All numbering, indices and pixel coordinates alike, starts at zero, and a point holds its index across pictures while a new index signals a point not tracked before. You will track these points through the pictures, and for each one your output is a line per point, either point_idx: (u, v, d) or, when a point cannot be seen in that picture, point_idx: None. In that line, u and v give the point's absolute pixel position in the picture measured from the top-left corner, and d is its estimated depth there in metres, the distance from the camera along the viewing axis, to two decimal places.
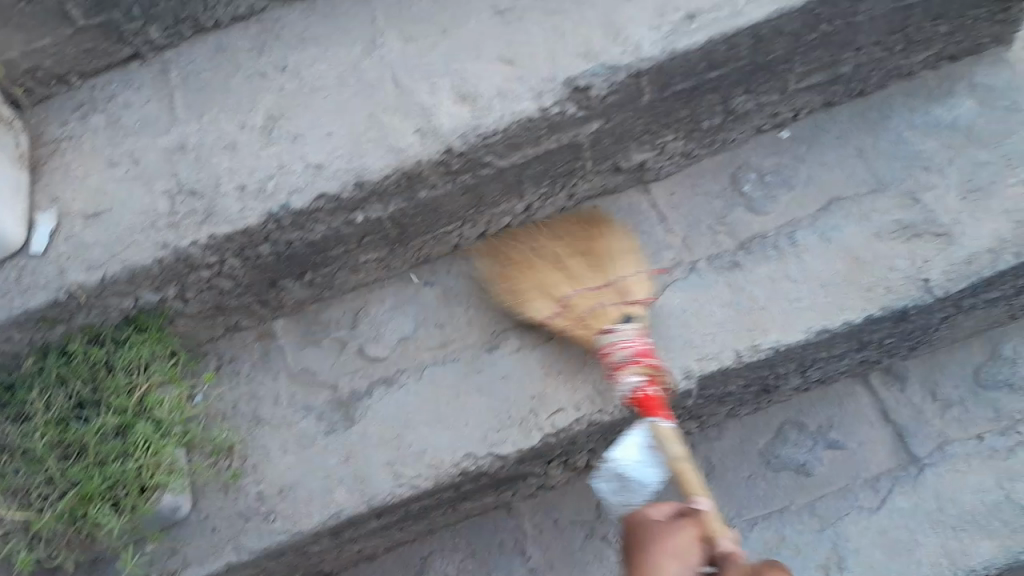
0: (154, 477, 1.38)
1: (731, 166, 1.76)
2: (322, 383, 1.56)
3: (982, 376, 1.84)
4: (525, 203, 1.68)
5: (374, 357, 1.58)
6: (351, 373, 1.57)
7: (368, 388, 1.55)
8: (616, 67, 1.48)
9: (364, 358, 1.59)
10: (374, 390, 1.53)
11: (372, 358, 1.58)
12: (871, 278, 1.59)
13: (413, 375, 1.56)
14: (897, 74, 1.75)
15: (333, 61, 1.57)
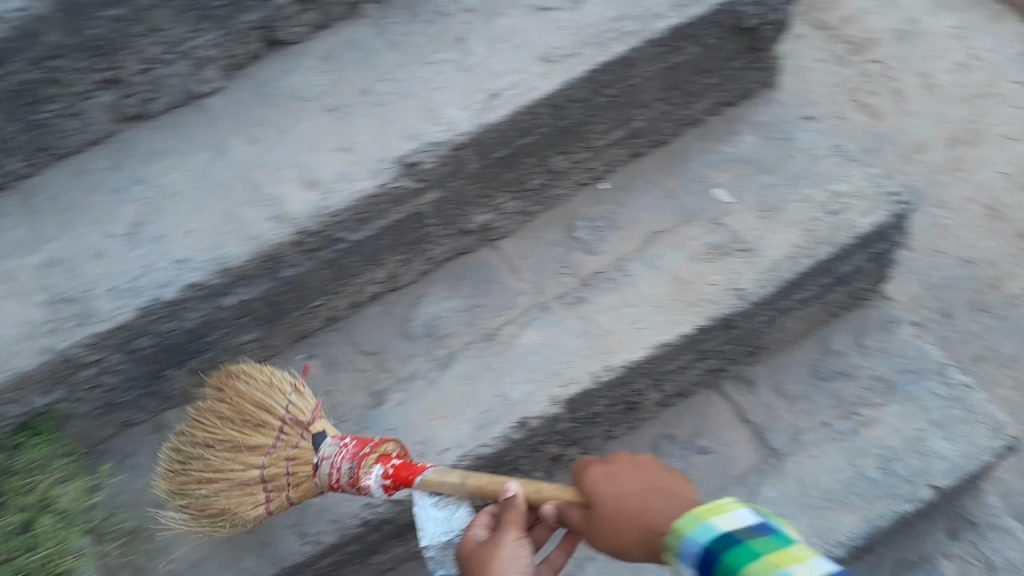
0: (61, 565, 1.49)
1: (563, 219, 2.00)
2: (213, 473, 1.59)
3: (818, 368, 2.08)
4: (386, 271, 1.85)
5: (254, 430, 1.61)
6: (241, 458, 1.59)
7: (268, 471, 1.57)
8: (438, 142, 1.72)
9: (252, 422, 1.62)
10: (280, 461, 1.57)
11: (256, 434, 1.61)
12: (697, 294, 1.84)
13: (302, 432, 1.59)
14: (688, 122, 2.10)
15: (188, 169, 1.74)
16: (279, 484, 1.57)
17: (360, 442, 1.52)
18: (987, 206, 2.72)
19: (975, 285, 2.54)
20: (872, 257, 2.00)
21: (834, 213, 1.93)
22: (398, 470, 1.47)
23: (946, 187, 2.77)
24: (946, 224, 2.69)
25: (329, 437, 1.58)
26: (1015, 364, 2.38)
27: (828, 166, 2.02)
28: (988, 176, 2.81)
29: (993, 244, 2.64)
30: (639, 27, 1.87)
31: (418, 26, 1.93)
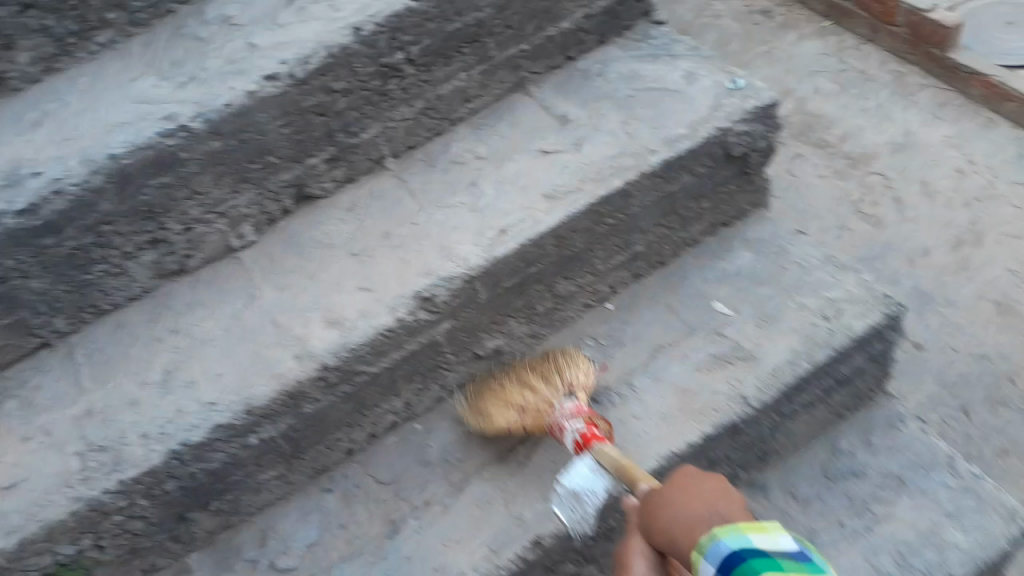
0: None
1: (572, 339, 2.11)
2: (493, 397, 1.94)
3: (828, 470, 2.11)
4: (403, 400, 1.94)
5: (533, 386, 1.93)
6: (535, 389, 1.92)
7: (532, 409, 1.88)
8: (451, 277, 1.84)
9: (546, 372, 1.94)
10: (538, 403, 1.88)
11: (541, 380, 1.93)
12: (702, 402, 1.92)
13: (571, 391, 1.89)
14: (686, 244, 2.22)
15: (218, 316, 1.88)
16: (537, 422, 1.88)
17: (580, 408, 1.82)
18: (998, 301, 2.90)
19: (993, 379, 2.70)
20: (871, 356, 2.07)
21: (829, 317, 2.03)
22: (589, 438, 1.77)
23: (955, 287, 2.96)
24: (959, 323, 2.85)
25: (569, 401, 1.85)
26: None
27: (820, 275, 2.12)
28: (995, 273, 2.98)
29: (1007, 339, 2.79)
30: (638, 159, 2.02)
31: (437, 173, 2.10)
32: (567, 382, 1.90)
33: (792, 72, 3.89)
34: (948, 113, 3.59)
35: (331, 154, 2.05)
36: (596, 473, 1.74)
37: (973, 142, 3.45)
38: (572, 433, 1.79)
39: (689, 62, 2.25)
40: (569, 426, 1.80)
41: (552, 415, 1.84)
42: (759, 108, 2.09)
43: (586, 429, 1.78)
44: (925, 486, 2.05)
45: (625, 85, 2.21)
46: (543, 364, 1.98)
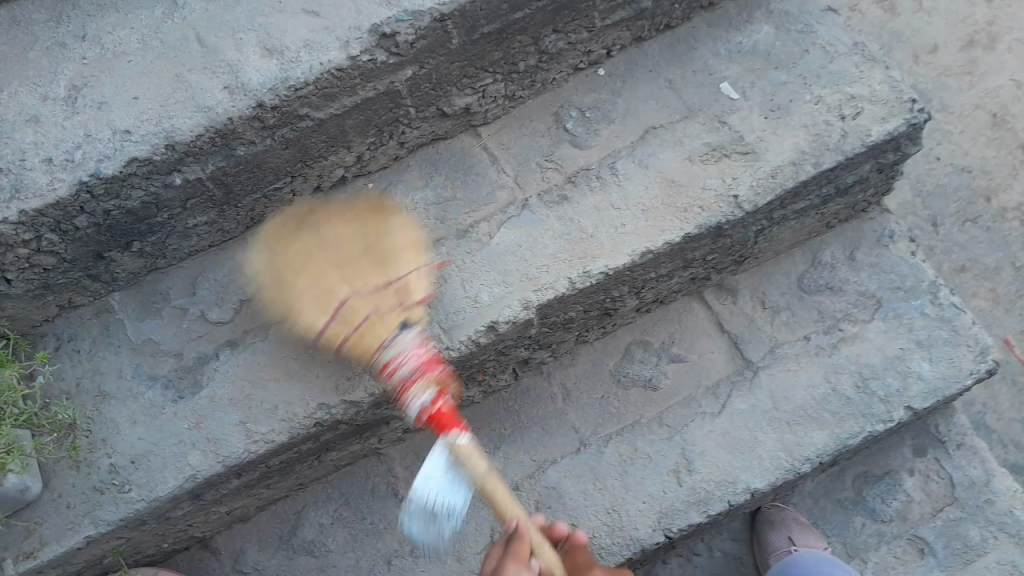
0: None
1: (553, 106, 1.84)
2: (308, 291, 1.55)
3: (805, 281, 1.98)
4: (355, 154, 1.68)
5: (372, 265, 1.56)
6: (313, 316, 1.54)
7: (352, 308, 1.51)
8: (420, 12, 1.50)
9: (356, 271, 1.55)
10: (367, 307, 1.50)
11: (365, 262, 1.56)
12: (687, 199, 1.71)
13: (406, 300, 1.55)
14: (700, 6, 1.88)
15: (135, 24, 1.53)
16: (343, 328, 1.52)
17: (425, 358, 1.47)
18: (994, 114, 2.60)
19: (967, 196, 2.52)
20: (880, 167, 1.85)
21: (845, 117, 1.77)
22: (441, 412, 1.42)
23: (954, 92, 2.63)
24: (948, 131, 2.59)
25: (412, 330, 1.51)
26: (993, 276, 2.45)
27: (843, 65, 1.82)
28: (997, 83, 2.63)
29: (992, 156, 2.56)
30: None
31: None
32: (415, 269, 1.60)
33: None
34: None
35: None
36: (450, 478, 1.43)
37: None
38: (417, 405, 1.42)
39: None
40: (416, 395, 1.43)
41: (383, 347, 1.48)
42: None
43: (435, 400, 1.42)
44: (899, 310, 1.93)
45: None
46: (353, 243, 1.60)
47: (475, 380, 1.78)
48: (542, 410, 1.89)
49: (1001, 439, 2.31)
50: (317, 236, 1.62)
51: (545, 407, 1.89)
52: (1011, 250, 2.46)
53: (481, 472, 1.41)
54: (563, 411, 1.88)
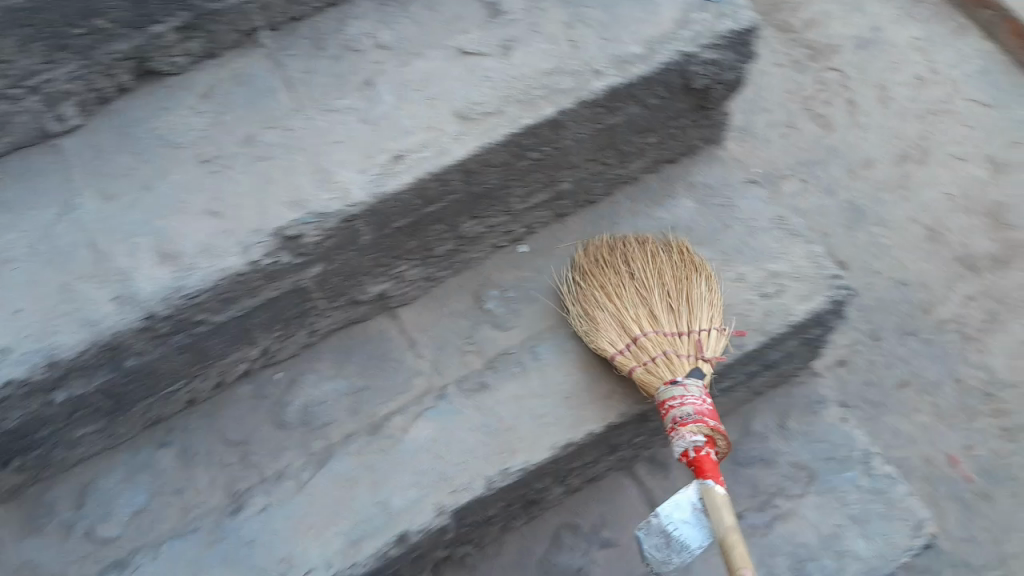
0: None
1: (474, 284, 1.79)
2: (611, 316, 1.64)
3: (738, 453, 1.91)
4: (260, 348, 1.62)
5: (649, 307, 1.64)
6: (639, 322, 1.63)
7: (578, 348, 1.62)
8: (325, 214, 1.45)
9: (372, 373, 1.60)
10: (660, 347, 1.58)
11: (666, 314, 1.63)
12: (610, 386, 1.66)
13: (697, 354, 1.59)
14: (621, 181, 1.87)
15: (22, 226, 1.47)
16: (640, 356, 1.58)
17: (708, 412, 1.49)
18: (929, 227, 2.70)
19: (909, 308, 2.54)
20: (806, 341, 1.82)
21: (767, 295, 1.74)
22: (702, 458, 1.45)
23: (890, 206, 2.74)
24: (885, 245, 2.66)
25: (699, 378, 1.54)
26: (935, 391, 2.39)
27: (765, 241, 1.81)
28: (931, 196, 2.76)
29: (929, 268, 2.61)
30: (577, 83, 1.58)
31: (323, 62, 1.63)
32: (706, 327, 1.62)
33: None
34: (919, 13, 3.26)
35: (184, 22, 1.60)
36: (695, 520, 1.46)
37: (941, 52, 3.12)
38: (682, 446, 1.47)
39: None
40: (686, 436, 1.46)
41: (671, 383, 1.53)
42: (736, 33, 1.67)
43: (703, 446, 1.46)
44: (834, 484, 1.89)
45: None
46: (673, 286, 1.66)
47: None
48: None
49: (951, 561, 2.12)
50: (692, 289, 1.66)
51: None
52: (949, 364, 2.43)
53: (728, 522, 1.41)
54: None
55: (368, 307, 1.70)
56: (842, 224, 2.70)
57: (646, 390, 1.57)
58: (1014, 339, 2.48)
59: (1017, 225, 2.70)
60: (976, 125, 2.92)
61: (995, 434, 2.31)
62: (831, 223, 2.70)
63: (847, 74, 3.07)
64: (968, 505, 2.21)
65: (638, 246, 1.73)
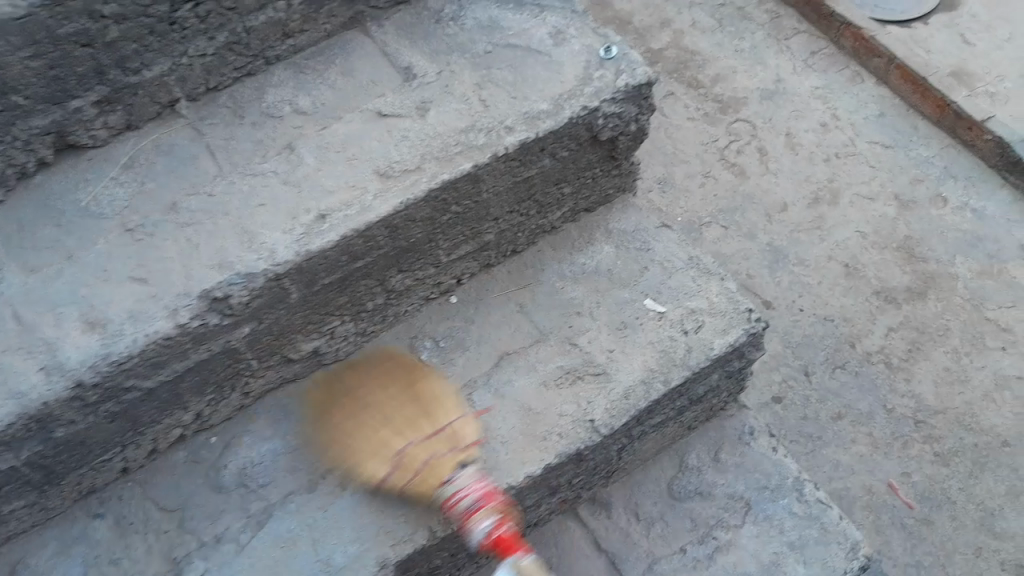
0: None
1: (408, 336, 1.82)
2: (361, 442, 1.62)
3: (675, 487, 1.98)
4: (193, 412, 1.62)
5: (425, 418, 1.63)
6: (396, 438, 1.61)
7: (409, 453, 1.58)
8: (252, 274, 1.47)
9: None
10: (424, 454, 1.57)
11: (423, 419, 1.63)
12: (545, 427, 1.69)
13: (456, 446, 1.60)
14: (543, 231, 1.96)
15: None
16: (409, 467, 1.56)
17: (483, 493, 1.52)
18: (845, 263, 2.84)
19: (835, 342, 2.68)
20: (729, 373, 1.89)
21: (688, 332, 1.82)
22: (501, 538, 1.47)
23: (808, 246, 2.89)
24: (808, 282, 2.80)
25: (471, 468, 1.57)
26: (868, 420, 2.53)
27: (682, 280, 1.89)
28: (845, 235, 2.91)
29: (850, 302, 2.75)
30: (490, 140, 1.65)
31: (243, 129, 1.68)
32: (457, 418, 1.65)
33: (671, 1, 3.60)
34: (816, 62, 3.40)
35: (102, 96, 1.62)
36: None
37: (839, 97, 3.29)
38: (483, 529, 1.48)
39: (558, 16, 1.84)
40: (475, 526, 1.49)
41: (444, 483, 1.54)
42: (633, 87, 1.75)
43: (494, 529, 1.48)
44: (768, 511, 1.93)
45: (483, 37, 1.81)
46: (412, 388, 1.69)
47: None
48: None
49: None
50: (431, 388, 1.70)
51: None
52: (880, 395, 2.58)
53: None
54: None
55: (332, 406, 1.69)
56: (766, 265, 2.86)
57: (423, 499, 1.56)
58: (937, 365, 2.63)
59: (929, 258, 2.85)
60: (881, 166, 3.09)
61: (928, 459, 2.47)
62: (756, 266, 2.86)
63: (755, 124, 3.21)
64: (909, 529, 2.37)
65: (372, 365, 1.77)
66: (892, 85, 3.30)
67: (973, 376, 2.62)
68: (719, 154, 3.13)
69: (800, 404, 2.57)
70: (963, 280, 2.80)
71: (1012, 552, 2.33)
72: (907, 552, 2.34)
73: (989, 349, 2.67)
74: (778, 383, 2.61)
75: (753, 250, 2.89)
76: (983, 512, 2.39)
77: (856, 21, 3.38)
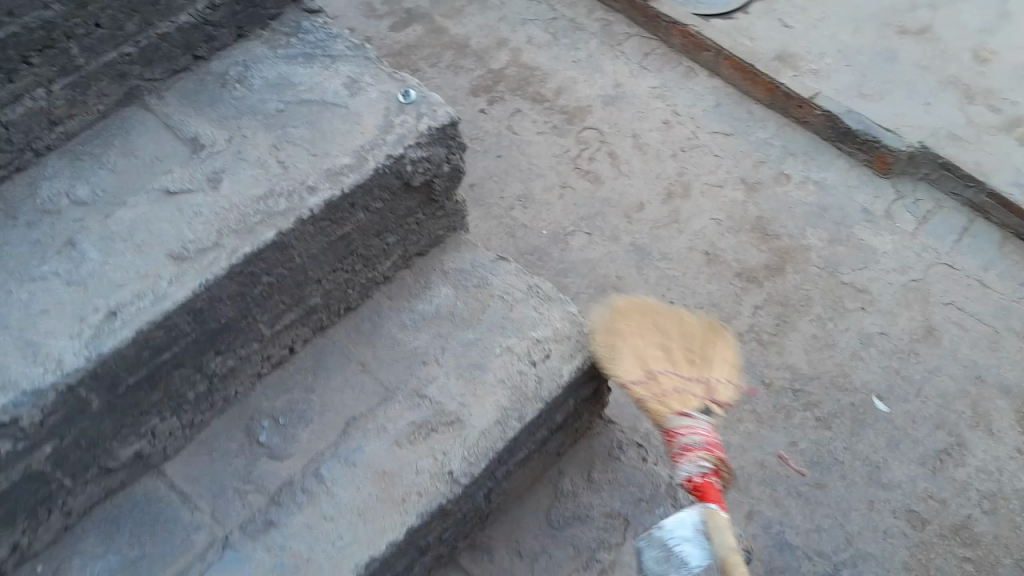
0: None
1: (244, 419, 1.71)
2: (631, 352, 1.73)
3: (553, 516, 1.95)
4: (7, 546, 1.45)
5: (681, 352, 1.74)
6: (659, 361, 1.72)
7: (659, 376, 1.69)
8: (40, 390, 1.34)
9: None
10: (669, 385, 1.67)
11: (687, 366, 1.72)
12: (402, 488, 1.62)
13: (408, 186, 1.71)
14: (375, 283, 1.89)
15: None
16: (653, 387, 1.67)
17: (711, 443, 1.58)
18: (706, 251, 2.90)
19: (707, 328, 2.72)
20: (583, 396, 1.89)
21: (536, 362, 1.78)
22: (705, 484, 1.54)
23: (668, 240, 2.94)
24: (674, 275, 2.85)
25: (707, 419, 1.64)
26: (749, 398, 2.57)
27: (523, 312, 1.86)
28: (701, 223, 2.98)
29: (716, 288, 2.81)
30: (292, 204, 1.58)
31: (16, 231, 1.54)
32: (723, 380, 1.71)
33: (504, 21, 3.63)
34: (650, 63, 3.49)
35: None
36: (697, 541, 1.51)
37: (677, 94, 3.38)
38: (690, 470, 1.55)
39: (350, 64, 1.80)
40: (693, 460, 1.56)
41: (681, 413, 1.63)
42: (437, 129, 1.71)
43: (709, 473, 1.55)
44: (646, 524, 1.92)
45: (273, 95, 1.75)
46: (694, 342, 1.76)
47: None
48: None
49: (805, 553, 2.28)
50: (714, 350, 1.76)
51: None
52: (757, 372, 2.62)
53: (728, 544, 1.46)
54: None
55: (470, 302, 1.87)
56: (633, 265, 2.87)
57: (657, 419, 1.66)
58: (804, 334, 2.70)
59: (781, 234, 2.94)
60: (724, 153, 3.18)
61: (812, 424, 2.51)
62: (620, 266, 2.87)
63: (602, 130, 3.25)
64: (805, 497, 2.38)
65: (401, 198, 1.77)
66: (725, 75, 3.42)
67: (839, 340, 2.68)
68: (572, 163, 3.15)
69: None
70: (816, 250, 2.90)
71: (901, 499, 2.37)
72: (808, 519, 2.34)
73: (849, 310, 2.75)
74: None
75: (615, 251, 2.90)
76: (868, 466, 2.43)
77: (682, 19, 3.48)
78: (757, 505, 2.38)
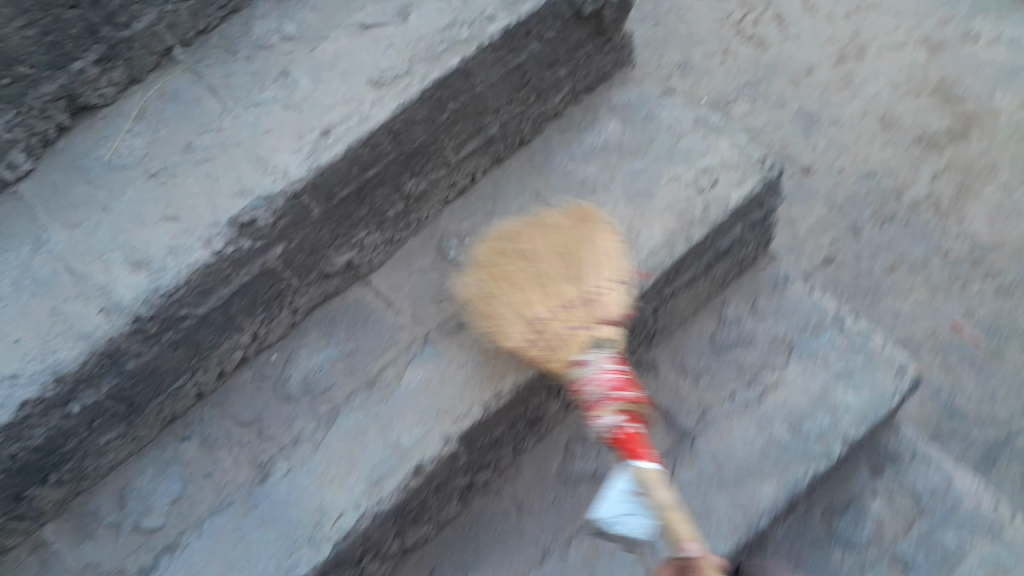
0: None
1: (434, 240, 1.90)
2: (509, 310, 1.72)
3: (716, 339, 2.04)
4: (249, 333, 1.71)
5: (563, 274, 1.74)
6: (536, 304, 1.73)
7: (546, 323, 1.69)
8: (272, 196, 1.56)
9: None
10: (559, 325, 1.68)
11: (569, 283, 1.73)
12: (579, 297, 1.75)
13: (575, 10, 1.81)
14: (547, 117, 1.98)
15: (5, 267, 1.57)
16: (549, 337, 1.67)
17: (617, 376, 1.61)
18: (881, 117, 2.79)
19: (880, 198, 2.64)
20: (751, 225, 1.93)
21: (703, 189, 1.84)
22: (630, 436, 1.54)
23: (839, 107, 2.84)
24: (845, 143, 2.76)
25: (608, 350, 1.66)
26: (923, 267, 2.50)
27: (690, 141, 1.92)
28: (876, 87, 2.86)
29: (892, 153, 2.71)
30: (473, 34, 1.71)
31: (238, 64, 1.76)
32: (609, 285, 1.71)
33: None
34: None
35: (101, 54, 1.73)
36: (637, 509, 1.51)
37: None
38: (605, 427, 1.57)
39: None
40: (604, 419, 1.57)
41: (576, 364, 1.64)
42: None
43: (623, 424, 1.56)
44: (811, 348, 2.01)
45: None
46: (558, 250, 1.74)
47: (422, 517, 1.79)
48: (498, 527, 1.89)
49: (977, 421, 2.24)
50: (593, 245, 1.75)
51: (500, 523, 1.89)
52: (935, 240, 2.54)
53: (667, 500, 1.47)
54: (519, 524, 1.88)
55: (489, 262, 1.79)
56: (800, 132, 2.80)
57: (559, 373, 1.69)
58: (990, 203, 2.59)
59: (966, 97, 2.80)
60: (903, 14, 3.05)
61: (990, 294, 2.43)
62: (790, 131, 2.81)
63: None
64: (981, 365, 2.32)
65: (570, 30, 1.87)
66: None
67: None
68: (735, 30, 3.08)
69: (852, 260, 2.53)
70: (1007, 114, 2.74)
71: None
72: (981, 387, 2.28)
73: None
74: (828, 246, 2.57)
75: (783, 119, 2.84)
76: None
77: None
78: (927, 370, 2.34)
